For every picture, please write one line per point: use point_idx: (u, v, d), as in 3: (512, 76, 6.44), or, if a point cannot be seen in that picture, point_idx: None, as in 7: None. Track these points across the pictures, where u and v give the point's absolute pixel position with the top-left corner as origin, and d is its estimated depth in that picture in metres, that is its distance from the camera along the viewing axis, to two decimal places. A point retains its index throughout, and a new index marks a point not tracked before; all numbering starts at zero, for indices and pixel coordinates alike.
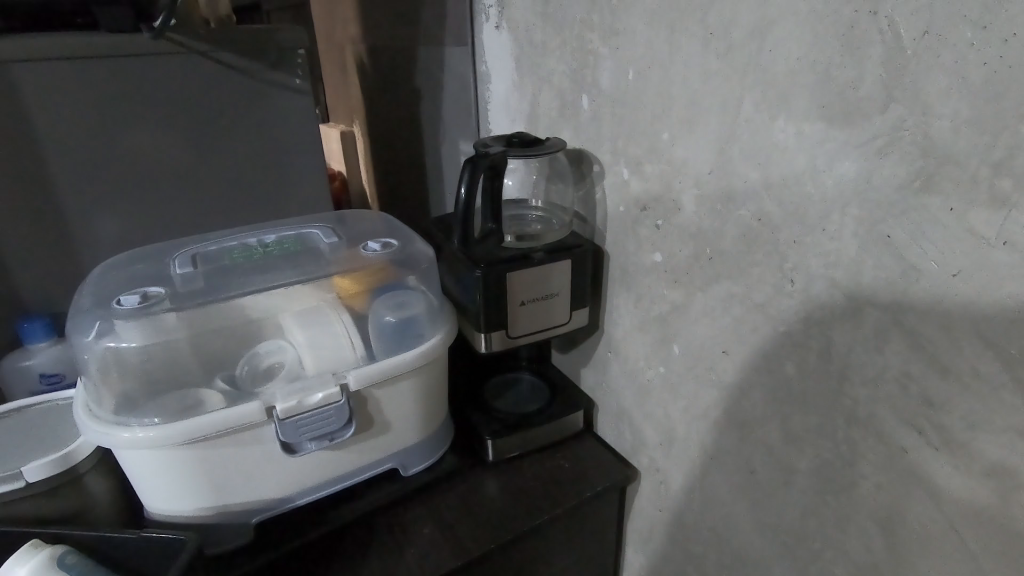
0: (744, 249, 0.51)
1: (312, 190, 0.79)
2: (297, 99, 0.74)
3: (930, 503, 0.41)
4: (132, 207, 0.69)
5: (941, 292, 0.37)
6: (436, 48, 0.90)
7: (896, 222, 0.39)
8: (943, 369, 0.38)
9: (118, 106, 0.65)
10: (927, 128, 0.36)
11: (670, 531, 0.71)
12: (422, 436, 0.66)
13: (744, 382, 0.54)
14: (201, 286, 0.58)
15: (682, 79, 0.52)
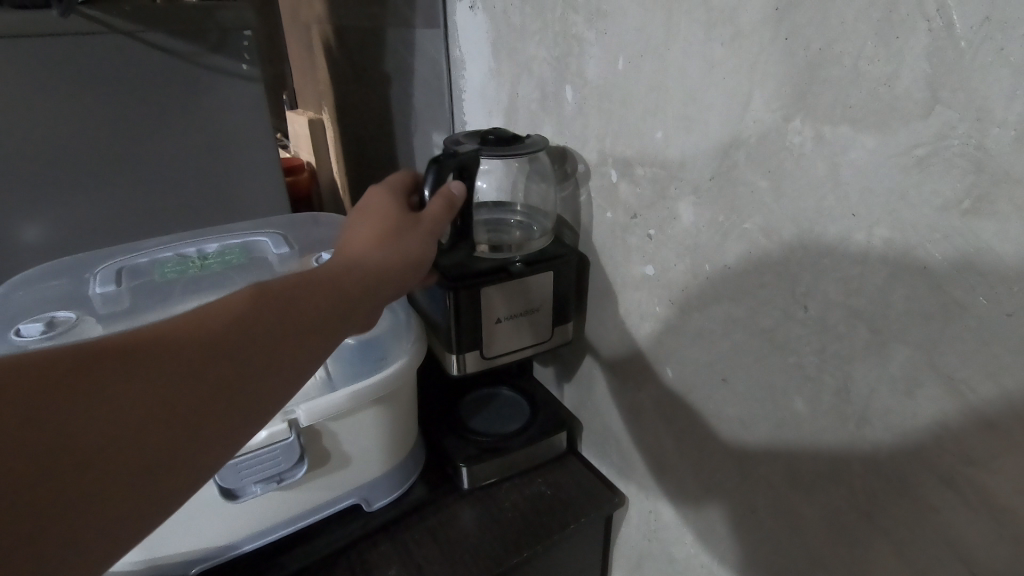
0: (749, 267, 0.44)
1: (265, 189, 0.71)
2: (244, 87, 0.66)
3: (965, 568, 0.36)
4: (55, 210, 0.61)
5: (991, 336, 0.31)
6: (406, 30, 0.82)
7: (937, 249, 0.32)
8: (989, 422, 0.32)
9: (28, 95, 0.56)
10: (982, 138, 0.29)
11: (659, 562, 0.65)
12: (388, 468, 0.60)
13: (746, 414, 0.49)
14: (125, 305, 0.50)
15: (680, 71, 0.45)
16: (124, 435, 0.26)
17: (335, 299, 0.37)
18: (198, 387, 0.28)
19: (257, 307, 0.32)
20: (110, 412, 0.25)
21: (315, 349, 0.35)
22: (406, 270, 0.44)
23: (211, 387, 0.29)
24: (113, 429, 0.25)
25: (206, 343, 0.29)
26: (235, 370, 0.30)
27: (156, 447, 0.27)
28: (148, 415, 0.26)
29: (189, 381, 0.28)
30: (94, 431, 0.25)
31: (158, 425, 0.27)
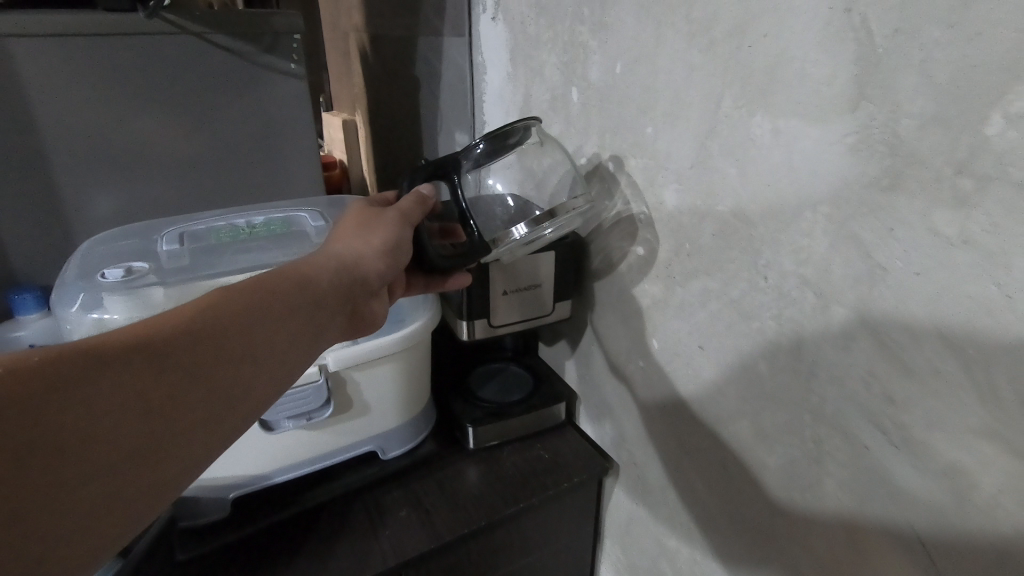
0: (721, 243, 0.51)
1: (304, 174, 0.80)
2: (290, 83, 0.76)
3: (892, 498, 0.41)
4: (124, 185, 0.70)
5: (907, 293, 0.37)
6: (435, 39, 0.90)
7: (865, 220, 0.39)
8: (906, 367, 0.38)
9: (111, 84, 0.66)
10: (896, 126, 0.36)
11: (645, 524, 0.71)
12: (403, 421, 0.67)
13: (719, 376, 0.55)
14: (185, 262, 0.59)
15: (667, 74, 0.52)
16: (110, 423, 0.29)
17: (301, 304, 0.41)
18: (174, 381, 0.32)
19: (233, 309, 0.37)
20: (98, 403, 0.29)
21: (283, 351, 0.39)
22: (367, 261, 0.50)
23: (188, 380, 0.33)
24: (101, 415, 0.29)
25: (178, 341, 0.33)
26: (214, 364, 0.34)
27: (139, 435, 0.30)
28: (131, 406, 0.30)
29: (166, 376, 0.32)
30: (83, 416, 0.28)
31: (139, 415, 0.30)
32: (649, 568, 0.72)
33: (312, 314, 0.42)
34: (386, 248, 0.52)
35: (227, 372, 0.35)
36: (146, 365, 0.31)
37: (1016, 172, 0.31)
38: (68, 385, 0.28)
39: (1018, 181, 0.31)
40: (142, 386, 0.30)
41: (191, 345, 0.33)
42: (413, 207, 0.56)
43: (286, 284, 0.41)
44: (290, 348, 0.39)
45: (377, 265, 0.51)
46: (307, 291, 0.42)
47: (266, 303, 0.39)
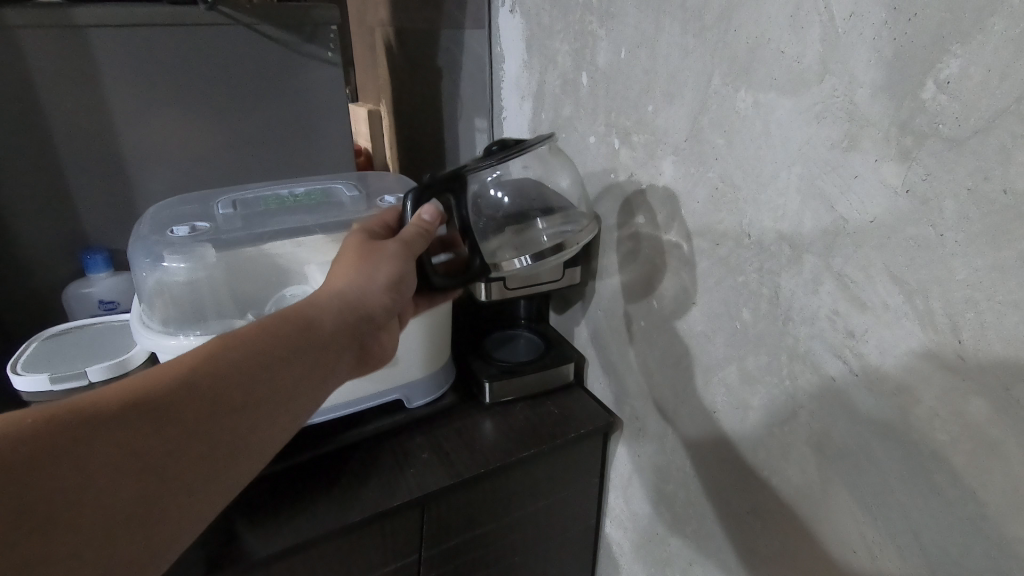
0: (711, 208, 0.57)
1: (336, 153, 0.90)
2: (327, 70, 0.84)
3: (854, 421, 0.48)
4: (180, 165, 0.81)
5: (864, 238, 0.43)
6: (457, 31, 0.98)
7: (830, 177, 0.45)
8: (863, 304, 0.44)
9: (172, 70, 0.75)
10: (852, 95, 0.42)
11: (647, 474, 0.78)
12: (426, 373, 0.76)
13: (709, 328, 0.61)
14: (240, 224, 0.68)
15: (664, 57, 0.59)
16: (99, 485, 0.35)
17: (283, 361, 0.46)
18: (159, 444, 0.38)
19: (222, 373, 0.43)
20: (90, 465, 0.34)
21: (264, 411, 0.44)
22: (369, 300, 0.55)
23: (175, 436, 0.39)
24: (95, 474, 0.35)
25: (162, 405, 0.39)
26: (197, 424, 0.40)
27: (127, 497, 0.36)
28: (123, 466, 0.36)
29: (151, 439, 0.37)
30: (78, 475, 0.34)
31: (128, 476, 0.36)
32: (650, 514, 0.79)
33: (294, 375, 0.47)
34: (388, 285, 0.57)
35: (207, 431, 0.40)
36: (135, 425, 0.37)
37: (945, 129, 0.37)
38: (64, 445, 0.34)
39: (947, 137, 0.37)
40: (132, 445, 0.36)
41: (172, 407, 0.39)
42: (420, 239, 0.59)
43: (269, 346, 0.46)
44: (267, 408, 0.44)
45: (379, 301, 0.56)
46: (292, 350, 0.47)
47: (250, 360, 0.44)
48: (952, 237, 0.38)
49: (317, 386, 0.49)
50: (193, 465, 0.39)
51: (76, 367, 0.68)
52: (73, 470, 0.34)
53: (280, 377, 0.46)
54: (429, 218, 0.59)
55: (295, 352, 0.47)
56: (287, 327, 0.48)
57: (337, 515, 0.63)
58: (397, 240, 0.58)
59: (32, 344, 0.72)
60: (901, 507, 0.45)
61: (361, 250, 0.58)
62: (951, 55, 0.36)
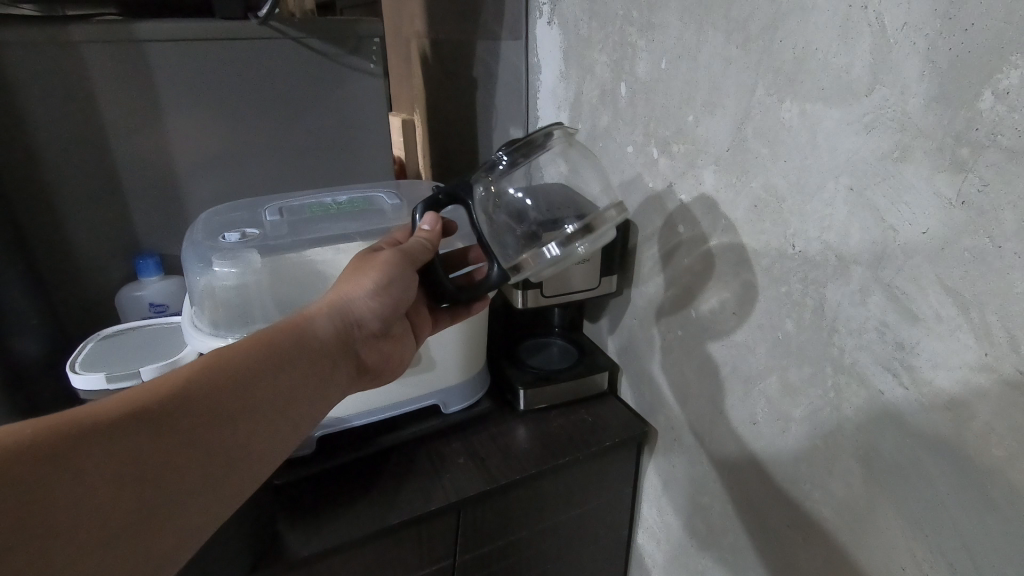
0: (753, 217, 0.57)
1: (374, 161, 0.93)
2: (369, 81, 0.88)
3: (902, 434, 0.47)
4: (227, 172, 0.85)
5: (916, 249, 0.43)
6: (494, 42, 0.99)
7: (879, 188, 0.45)
8: (913, 316, 0.44)
9: (223, 81, 0.80)
10: (904, 106, 0.42)
11: (683, 485, 0.77)
12: (462, 379, 0.77)
13: (749, 337, 0.61)
14: (286, 230, 0.70)
15: (707, 67, 0.59)
16: (102, 492, 0.37)
17: (271, 371, 0.49)
18: (158, 453, 0.40)
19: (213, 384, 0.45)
20: (93, 472, 0.37)
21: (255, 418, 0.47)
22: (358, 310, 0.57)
23: (170, 443, 0.41)
24: (95, 477, 0.37)
25: (164, 414, 0.41)
26: (190, 431, 0.42)
27: (128, 505, 0.38)
28: (121, 470, 0.38)
29: (151, 447, 0.40)
30: (79, 478, 0.36)
31: (126, 481, 0.38)
32: (685, 526, 0.78)
33: (287, 388, 0.49)
34: (378, 293, 0.57)
35: (200, 438, 0.43)
36: (132, 432, 0.39)
37: (1003, 140, 0.37)
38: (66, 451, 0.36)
39: (1005, 148, 0.37)
40: (129, 450, 0.39)
41: (172, 415, 0.42)
42: (418, 248, 0.59)
43: (264, 359, 0.49)
44: (262, 419, 0.47)
45: (372, 313, 0.57)
46: (284, 363, 0.50)
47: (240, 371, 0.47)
48: (1009, 249, 0.37)
49: (309, 399, 0.51)
50: (190, 474, 0.42)
51: (129, 367, 0.71)
52: (78, 475, 0.36)
53: (274, 390, 0.48)
54: (429, 227, 0.60)
55: (286, 366, 0.50)
56: (276, 339, 0.51)
57: (375, 517, 0.64)
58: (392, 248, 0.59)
59: (88, 344, 0.75)
60: (952, 524, 0.45)
61: (358, 262, 0.60)
62: (1009, 65, 0.36)
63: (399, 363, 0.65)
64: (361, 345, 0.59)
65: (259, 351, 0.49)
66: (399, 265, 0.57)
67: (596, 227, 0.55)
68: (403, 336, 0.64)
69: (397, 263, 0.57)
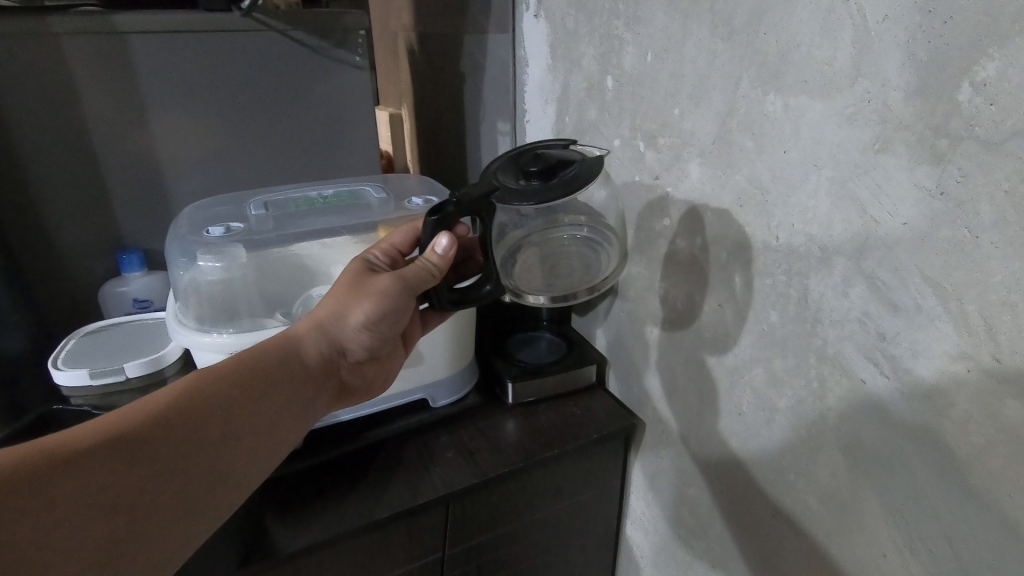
0: (738, 210, 0.57)
1: (361, 155, 0.92)
2: (355, 74, 0.87)
3: (884, 423, 0.48)
4: (211, 166, 0.84)
5: (896, 240, 0.43)
6: (480, 35, 0.99)
7: (860, 180, 0.45)
8: (894, 306, 0.44)
9: (206, 74, 0.79)
10: (885, 98, 0.42)
11: (669, 476, 0.78)
12: (450, 373, 0.77)
13: (735, 329, 0.61)
14: (272, 225, 0.70)
15: (692, 60, 0.59)
16: (84, 520, 0.37)
17: (254, 394, 0.50)
18: (142, 479, 0.41)
19: (199, 407, 0.46)
20: (71, 501, 0.37)
21: (239, 440, 0.48)
22: (344, 333, 0.58)
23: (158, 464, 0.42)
24: (86, 496, 0.38)
25: (144, 440, 0.42)
26: (178, 453, 0.43)
27: (111, 531, 0.38)
28: (112, 489, 0.39)
29: (134, 473, 0.40)
30: (71, 497, 0.37)
31: (117, 500, 0.39)
32: (673, 517, 0.79)
33: (269, 411, 0.51)
34: (365, 319, 0.57)
35: (187, 460, 0.44)
36: (121, 455, 0.40)
37: (981, 132, 0.37)
38: (57, 472, 0.37)
39: (983, 139, 0.37)
40: (120, 472, 0.40)
41: (155, 441, 0.42)
42: (421, 277, 0.58)
43: (244, 383, 0.50)
44: (243, 443, 0.48)
45: (354, 334, 0.58)
46: (266, 387, 0.52)
47: (224, 395, 0.48)
48: (988, 239, 0.38)
49: (286, 423, 0.53)
50: (170, 499, 0.42)
51: (113, 363, 0.70)
52: (70, 495, 0.37)
53: (253, 414, 0.50)
54: (441, 252, 0.57)
55: (267, 390, 0.51)
56: (259, 364, 0.52)
57: (363, 511, 0.64)
58: (393, 274, 0.57)
59: (70, 341, 0.74)
60: (933, 511, 0.45)
61: (354, 281, 0.58)
62: (988, 58, 0.36)
63: (381, 379, 0.66)
64: (341, 368, 0.60)
65: (239, 375, 0.50)
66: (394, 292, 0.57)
67: (580, 216, 0.61)
68: (389, 353, 0.65)
69: (396, 292, 0.57)
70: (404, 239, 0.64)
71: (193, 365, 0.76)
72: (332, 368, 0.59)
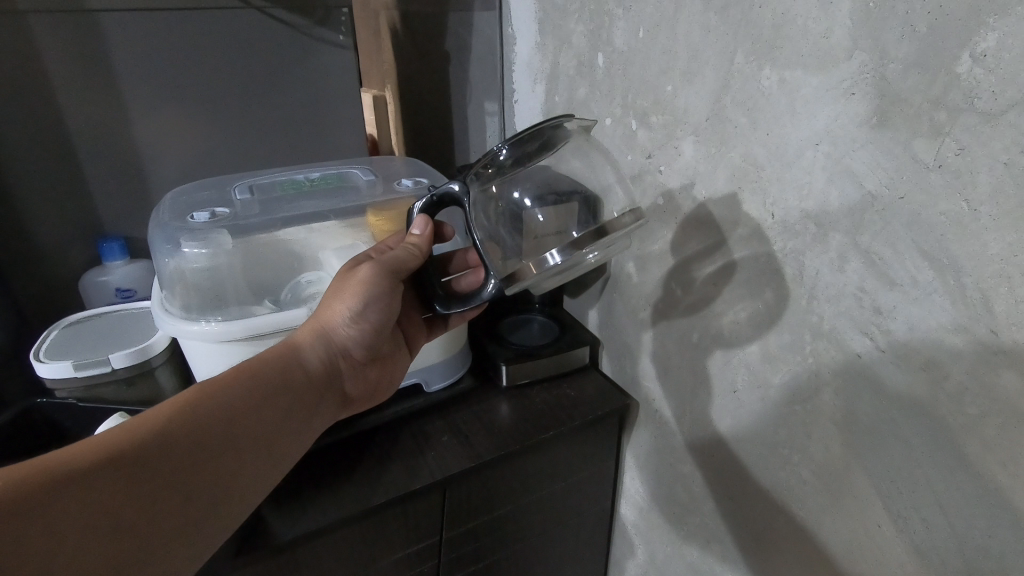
0: (733, 187, 0.57)
1: (346, 137, 0.90)
2: (338, 53, 0.85)
3: (879, 397, 0.48)
4: (191, 150, 0.82)
5: (892, 215, 0.43)
6: (466, 13, 0.97)
7: (857, 154, 0.45)
8: (890, 281, 0.45)
9: (184, 54, 0.76)
10: (883, 71, 0.42)
11: (663, 454, 0.79)
12: (443, 357, 0.77)
13: (730, 308, 0.61)
14: (258, 209, 0.68)
15: (685, 36, 0.58)
16: (98, 516, 0.38)
17: (256, 398, 0.51)
18: (152, 478, 0.42)
19: (206, 413, 0.47)
20: (83, 499, 0.38)
21: (246, 443, 0.49)
22: (339, 333, 0.59)
23: (168, 466, 0.43)
24: (98, 494, 0.39)
25: (153, 443, 0.43)
26: (186, 455, 0.44)
27: (123, 528, 0.39)
28: (122, 488, 0.40)
29: (145, 474, 0.41)
30: (84, 496, 0.38)
31: (128, 499, 0.40)
32: (667, 494, 0.79)
33: (272, 414, 0.52)
34: (358, 315, 0.59)
35: (195, 461, 0.45)
36: (130, 457, 0.41)
37: (980, 103, 0.37)
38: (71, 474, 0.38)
39: (982, 111, 0.37)
40: (131, 472, 0.41)
41: (165, 445, 0.43)
42: (405, 259, 0.59)
43: (246, 387, 0.51)
44: (250, 445, 0.49)
45: (350, 333, 0.60)
46: (267, 391, 0.52)
47: (228, 400, 0.49)
48: (986, 211, 0.38)
49: (293, 430, 0.53)
50: (181, 497, 0.43)
51: (98, 354, 0.68)
52: (83, 494, 0.38)
53: (257, 421, 0.50)
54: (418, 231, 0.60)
55: (269, 394, 0.52)
56: (258, 370, 0.53)
57: (361, 496, 0.63)
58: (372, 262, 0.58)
59: (52, 332, 0.72)
60: (927, 482, 0.46)
61: (343, 279, 0.60)
62: (988, 27, 0.36)
63: (386, 383, 0.67)
64: (344, 373, 0.61)
65: (240, 381, 0.51)
66: (387, 283, 0.58)
67: (574, 213, 0.57)
68: (388, 353, 0.66)
69: (378, 277, 0.58)
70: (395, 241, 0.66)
71: (180, 354, 0.75)
72: (335, 373, 0.60)
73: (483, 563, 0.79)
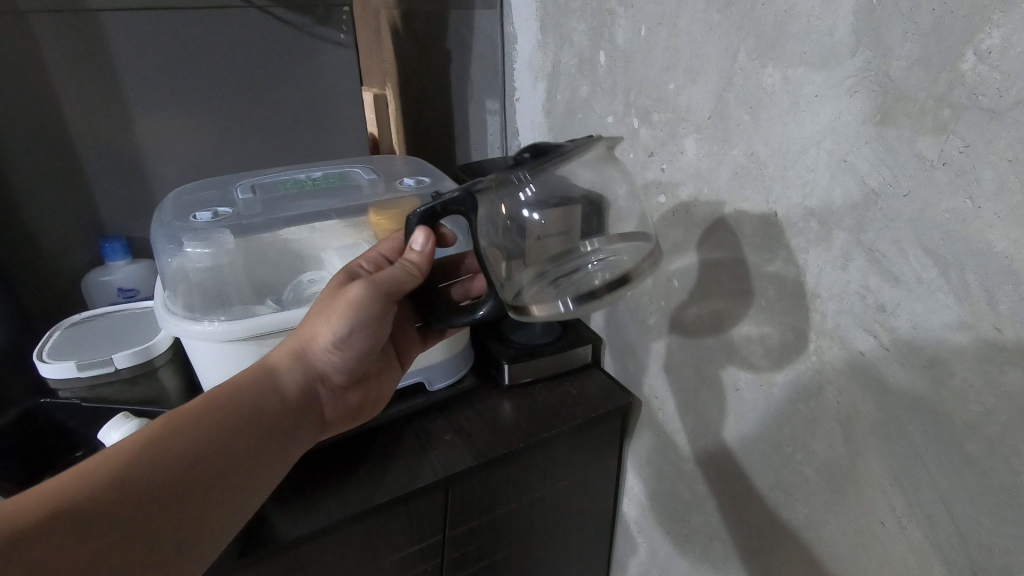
0: (735, 185, 0.57)
1: (347, 136, 0.90)
2: (339, 52, 0.84)
3: (882, 395, 0.48)
4: (193, 150, 0.81)
5: (896, 212, 0.43)
6: (467, 11, 0.97)
7: (861, 151, 0.45)
8: (895, 278, 0.45)
9: (184, 53, 0.76)
10: (887, 68, 0.42)
11: (665, 452, 0.79)
12: (446, 356, 0.77)
13: (733, 306, 0.61)
14: (260, 209, 0.68)
15: (687, 34, 0.58)
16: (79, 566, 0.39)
17: (235, 430, 0.51)
18: (133, 523, 0.42)
19: (186, 449, 0.47)
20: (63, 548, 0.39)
21: (226, 477, 0.49)
22: (321, 358, 0.59)
23: (147, 508, 0.43)
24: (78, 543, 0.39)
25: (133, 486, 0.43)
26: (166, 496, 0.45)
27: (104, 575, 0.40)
28: (102, 534, 0.40)
29: (124, 519, 0.42)
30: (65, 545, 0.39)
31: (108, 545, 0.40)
32: (670, 492, 0.80)
33: (252, 446, 0.52)
34: (341, 341, 0.58)
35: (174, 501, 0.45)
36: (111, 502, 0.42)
37: (984, 100, 0.37)
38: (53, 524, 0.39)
39: (986, 109, 0.37)
40: (111, 517, 0.41)
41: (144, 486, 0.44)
42: (394, 282, 0.57)
43: (226, 419, 0.51)
44: (230, 479, 0.49)
45: (331, 358, 0.59)
46: (246, 423, 0.52)
47: (209, 434, 0.49)
48: (990, 209, 0.38)
49: (273, 459, 0.53)
50: (161, 538, 0.44)
51: (101, 354, 0.69)
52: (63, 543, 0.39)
53: (237, 453, 0.50)
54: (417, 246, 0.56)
55: (248, 425, 0.52)
56: (238, 399, 0.53)
57: (363, 496, 0.63)
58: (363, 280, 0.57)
59: (55, 332, 0.73)
60: (931, 479, 0.46)
61: (330, 297, 0.58)
62: (992, 24, 0.36)
63: (370, 400, 0.67)
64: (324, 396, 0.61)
65: (220, 414, 0.51)
66: (373, 309, 0.57)
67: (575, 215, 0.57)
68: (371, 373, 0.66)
69: (366, 301, 0.56)
70: (390, 248, 0.64)
71: (183, 353, 0.75)
72: (314, 397, 0.60)
73: (486, 561, 0.79)
